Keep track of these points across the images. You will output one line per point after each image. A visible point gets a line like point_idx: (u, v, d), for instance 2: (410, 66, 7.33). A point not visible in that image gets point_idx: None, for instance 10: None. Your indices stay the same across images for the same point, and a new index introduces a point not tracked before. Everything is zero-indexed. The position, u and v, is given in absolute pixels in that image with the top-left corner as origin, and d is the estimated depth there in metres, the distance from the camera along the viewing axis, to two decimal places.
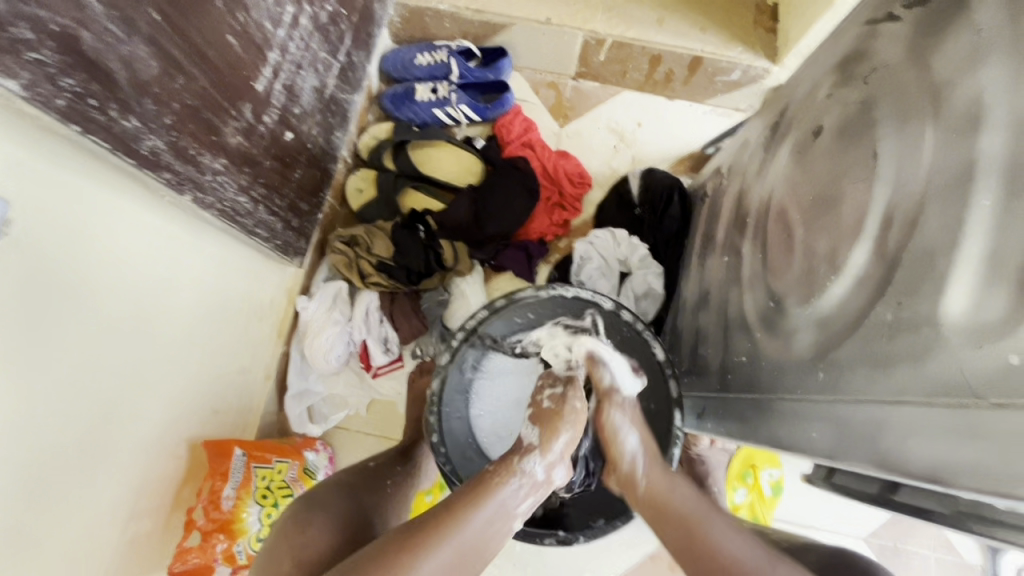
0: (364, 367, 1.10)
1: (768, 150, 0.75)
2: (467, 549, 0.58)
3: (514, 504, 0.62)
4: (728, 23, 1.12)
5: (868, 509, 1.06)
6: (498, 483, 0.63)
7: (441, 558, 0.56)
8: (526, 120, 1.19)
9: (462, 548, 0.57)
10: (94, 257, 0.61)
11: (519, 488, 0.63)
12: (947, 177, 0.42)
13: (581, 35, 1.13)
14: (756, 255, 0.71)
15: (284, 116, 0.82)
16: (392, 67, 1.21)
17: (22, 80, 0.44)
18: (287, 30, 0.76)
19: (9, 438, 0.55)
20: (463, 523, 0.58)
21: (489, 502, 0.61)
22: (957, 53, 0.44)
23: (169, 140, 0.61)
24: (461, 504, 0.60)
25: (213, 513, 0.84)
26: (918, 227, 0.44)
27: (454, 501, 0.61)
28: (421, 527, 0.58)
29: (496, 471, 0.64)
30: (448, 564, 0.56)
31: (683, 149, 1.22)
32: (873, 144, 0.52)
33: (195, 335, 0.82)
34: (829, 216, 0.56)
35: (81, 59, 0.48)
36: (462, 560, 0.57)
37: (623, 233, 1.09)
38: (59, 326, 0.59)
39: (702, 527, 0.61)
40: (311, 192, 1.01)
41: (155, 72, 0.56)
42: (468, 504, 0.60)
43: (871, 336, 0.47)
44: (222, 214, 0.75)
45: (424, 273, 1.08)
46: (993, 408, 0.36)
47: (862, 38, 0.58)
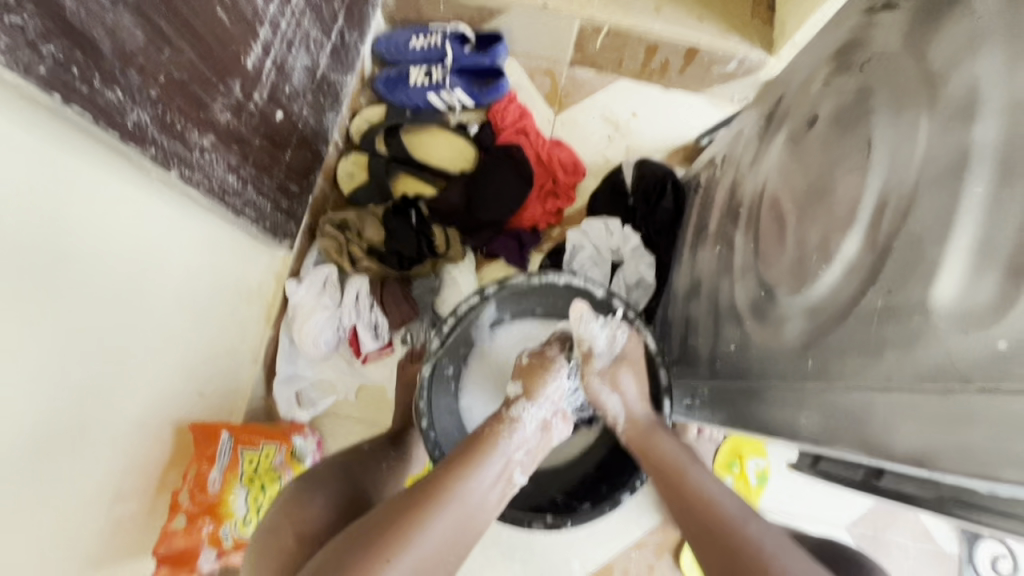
0: (353, 353, 1.08)
1: (762, 139, 0.75)
2: (473, 510, 0.57)
3: (510, 464, 0.62)
4: (726, 12, 1.12)
5: (851, 499, 1.08)
6: (496, 441, 0.63)
7: (452, 516, 0.55)
8: (520, 106, 1.18)
9: (470, 509, 0.57)
10: (78, 233, 0.60)
11: (516, 441, 0.64)
12: (940, 165, 0.43)
13: (577, 21, 1.13)
14: (748, 244, 0.71)
15: (274, 94, 0.81)
16: (386, 50, 1.19)
17: (1, 44, 0.42)
18: (278, 6, 0.74)
19: None
20: (467, 481, 0.58)
21: (490, 462, 0.61)
22: (954, 41, 0.44)
23: (154, 114, 0.59)
24: (459, 463, 0.59)
25: (199, 496, 0.83)
26: (910, 215, 0.44)
27: (452, 462, 0.60)
28: (423, 487, 0.57)
29: (491, 428, 0.64)
30: (459, 524, 0.55)
31: (677, 140, 1.22)
32: (868, 133, 0.52)
33: (182, 317, 0.81)
34: (822, 205, 0.56)
35: (62, 24, 0.47)
36: (471, 522, 0.57)
37: (616, 223, 1.09)
38: (42, 303, 0.57)
39: (745, 535, 0.56)
40: (301, 174, 1.00)
41: (139, 42, 0.55)
42: (467, 463, 0.60)
43: (861, 324, 0.47)
44: (210, 193, 0.73)
45: (415, 259, 1.07)
46: (979, 393, 0.36)
47: (859, 27, 0.58)
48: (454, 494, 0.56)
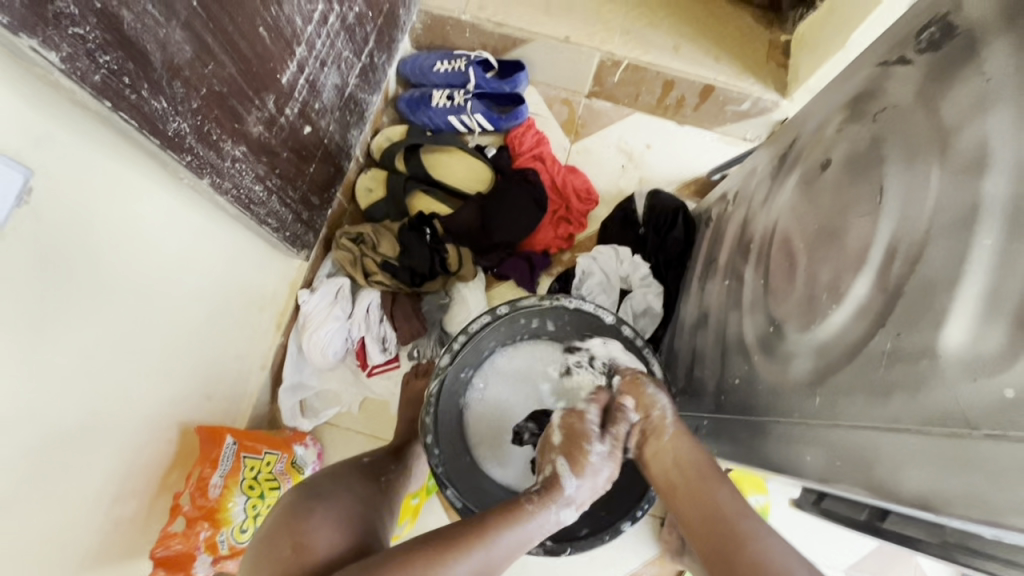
0: (359, 365, 1.10)
1: (774, 179, 0.77)
2: (485, 570, 0.57)
3: (538, 531, 0.62)
4: (741, 54, 1.15)
5: (850, 543, 1.07)
6: (526, 511, 0.62)
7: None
8: (538, 133, 1.21)
9: (499, 556, 0.58)
10: (111, 235, 0.62)
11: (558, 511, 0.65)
12: (951, 215, 0.44)
13: (597, 55, 1.16)
14: (758, 280, 0.72)
15: (304, 110, 0.83)
16: (410, 72, 1.22)
17: (62, 52, 0.45)
18: (315, 27, 0.77)
19: (5, 402, 0.55)
20: (486, 550, 0.57)
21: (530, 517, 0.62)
22: (966, 98, 0.46)
23: (193, 123, 0.62)
24: (502, 511, 0.61)
25: (200, 500, 0.83)
26: (920, 262, 0.46)
27: (482, 523, 0.59)
28: (457, 529, 0.58)
29: (529, 501, 0.63)
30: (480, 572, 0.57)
31: (688, 174, 1.24)
32: (880, 180, 0.54)
33: (197, 320, 0.82)
34: (833, 247, 0.57)
35: (121, 37, 0.50)
36: (494, 568, 0.58)
37: (627, 251, 1.11)
38: (70, 297, 0.59)
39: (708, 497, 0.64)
40: (323, 187, 1.02)
41: (187, 56, 0.57)
42: (496, 526, 0.59)
43: (868, 365, 0.48)
44: (236, 201, 0.75)
45: (427, 276, 1.09)
46: (986, 439, 0.37)
47: (875, 78, 0.60)
48: (466, 559, 0.56)
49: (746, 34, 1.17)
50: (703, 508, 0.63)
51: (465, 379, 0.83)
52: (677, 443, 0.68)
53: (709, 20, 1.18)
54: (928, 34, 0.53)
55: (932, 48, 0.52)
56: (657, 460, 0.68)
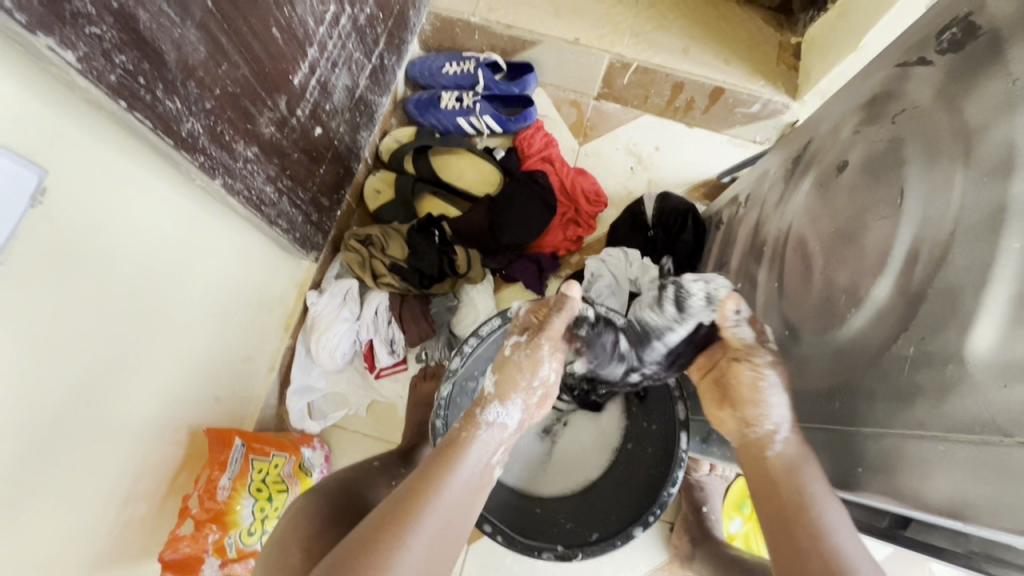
0: (367, 367, 1.09)
1: (788, 181, 0.76)
2: (450, 510, 0.57)
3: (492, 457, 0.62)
4: (752, 56, 1.15)
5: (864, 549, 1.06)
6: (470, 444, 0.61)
7: (430, 526, 0.55)
8: (547, 135, 1.20)
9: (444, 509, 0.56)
10: (122, 235, 0.62)
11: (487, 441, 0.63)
12: (977, 218, 0.43)
13: (607, 57, 1.16)
14: (772, 283, 0.72)
15: (315, 111, 0.83)
16: (419, 74, 1.22)
17: (79, 52, 0.45)
18: (327, 28, 0.77)
19: (15, 403, 0.54)
20: (446, 487, 0.57)
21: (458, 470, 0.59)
22: (990, 98, 0.45)
23: (206, 124, 0.62)
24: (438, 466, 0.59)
25: (207, 502, 0.82)
26: (945, 266, 0.45)
27: (432, 461, 0.60)
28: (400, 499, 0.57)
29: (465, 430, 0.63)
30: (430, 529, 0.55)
31: (697, 176, 1.24)
32: (900, 182, 0.53)
33: (206, 322, 0.82)
34: (852, 250, 0.57)
35: (136, 37, 0.49)
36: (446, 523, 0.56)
37: (636, 254, 1.10)
38: (81, 298, 0.59)
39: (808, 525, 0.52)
40: (332, 189, 1.02)
41: (201, 56, 0.57)
42: (446, 463, 0.59)
43: (891, 370, 0.47)
44: (248, 202, 0.75)
45: (436, 278, 1.08)
46: (1018, 446, 0.36)
47: (893, 80, 0.59)
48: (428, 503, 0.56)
49: (757, 36, 1.16)
50: (795, 556, 0.53)
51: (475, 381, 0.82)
52: (803, 479, 0.54)
53: (719, 22, 1.17)
54: (950, 35, 0.52)
55: (954, 49, 0.51)
56: (769, 487, 0.57)
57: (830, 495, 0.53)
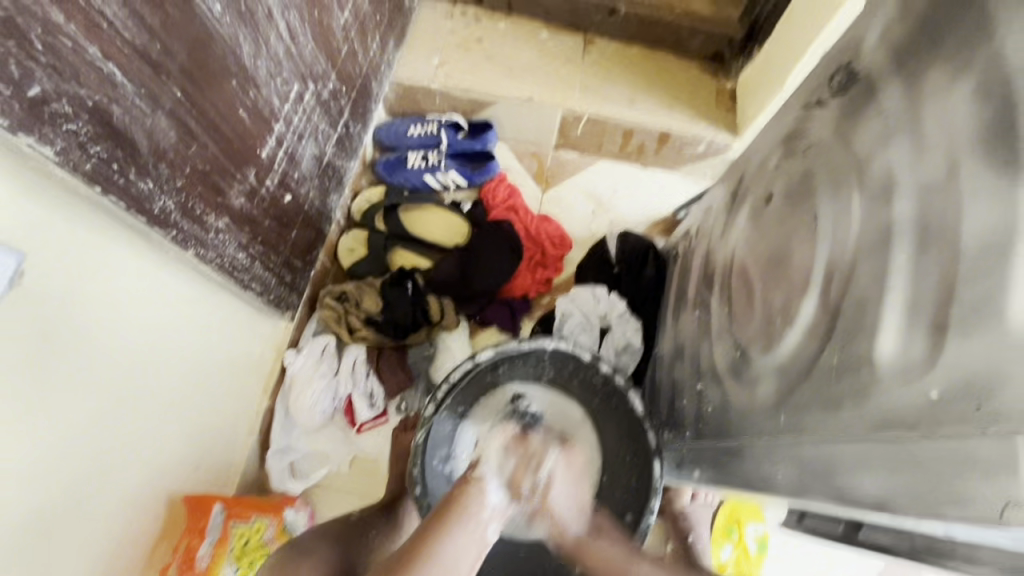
0: (348, 422, 1.10)
1: (728, 213, 0.83)
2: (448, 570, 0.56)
3: (486, 525, 0.60)
4: (692, 102, 1.24)
5: (852, 567, 1.06)
6: (465, 505, 0.60)
7: None
8: (510, 186, 1.27)
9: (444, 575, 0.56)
10: (103, 324, 0.66)
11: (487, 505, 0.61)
12: (872, 237, 0.49)
13: (560, 111, 1.24)
14: (723, 308, 0.76)
15: (284, 180, 0.88)
16: (386, 137, 1.29)
17: (56, 147, 0.50)
18: (291, 105, 0.83)
19: (17, 453, 0.57)
20: (438, 546, 0.56)
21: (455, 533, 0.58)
22: (872, 133, 0.52)
23: (178, 201, 0.66)
24: (434, 524, 0.59)
25: (187, 572, 0.83)
26: (852, 281, 0.50)
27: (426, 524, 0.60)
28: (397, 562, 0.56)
29: (462, 489, 0.62)
30: None
31: (656, 214, 1.31)
32: (813, 209, 0.59)
33: (182, 387, 0.83)
34: (784, 272, 0.61)
35: (109, 128, 0.54)
36: None
37: (603, 290, 1.15)
38: (60, 371, 0.61)
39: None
40: (304, 251, 1.06)
41: (171, 140, 0.62)
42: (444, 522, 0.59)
43: (821, 380, 0.51)
44: (220, 270, 0.79)
45: (411, 329, 1.12)
46: (923, 438, 0.39)
47: (800, 119, 0.66)
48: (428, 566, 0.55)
49: (695, 83, 1.27)
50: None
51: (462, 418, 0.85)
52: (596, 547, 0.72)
53: (660, 74, 1.27)
54: (838, 79, 0.59)
55: (842, 92, 0.58)
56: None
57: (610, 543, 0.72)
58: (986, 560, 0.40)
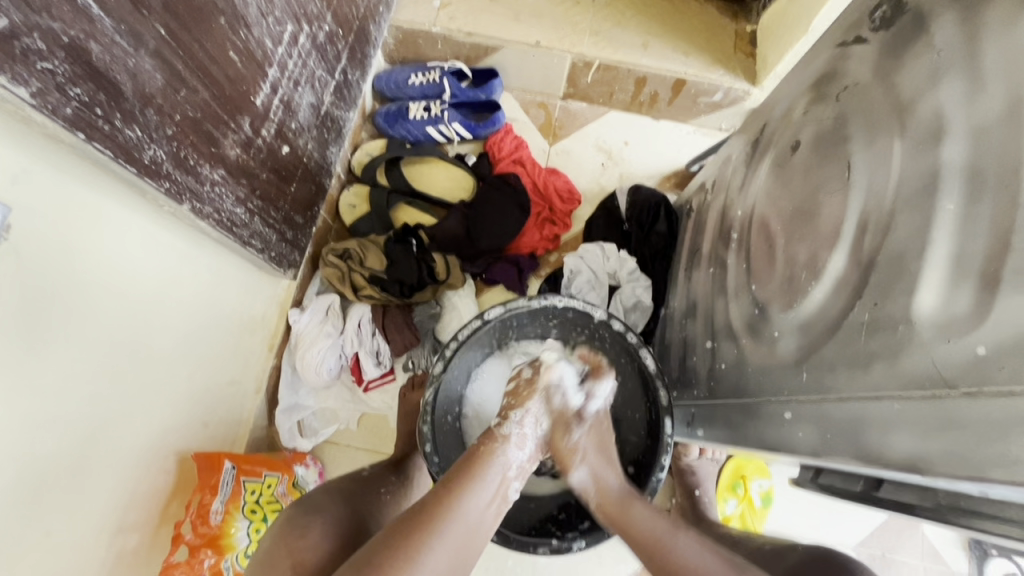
0: (355, 381, 1.10)
1: (749, 165, 0.78)
2: (470, 530, 0.58)
3: (508, 480, 0.62)
4: (709, 47, 1.17)
5: (858, 519, 1.08)
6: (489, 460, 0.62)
7: (448, 544, 0.55)
8: (517, 138, 1.22)
9: (466, 531, 0.57)
10: (98, 281, 0.63)
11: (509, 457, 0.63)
12: (914, 185, 0.45)
13: (568, 57, 1.17)
14: (741, 264, 0.73)
15: (281, 130, 0.84)
16: (385, 87, 1.23)
17: (32, 88, 0.46)
18: (285, 48, 0.78)
19: (19, 409, 0.56)
20: (460, 504, 0.58)
21: (485, 481, 0.60)
22: (920, 71, 0.47)
23: (169, 150, 0.62)
24: (457, 483, 0.60)
25: (201, 527, 0.83)
26: (889, 234, 0.47)
27: (446, 485, 0.59)
28: (421, 509, 0.57)
29: (482, 444, 0.63)
30: (456, 545, 0.56)
31: (667, 167, 1.26)
32: (845, 158, 0.55)
33: (184, 347, 0.81)
34: (810, 226, 0.58)
35: (89, 69, 0.50)
36: (470, 539, 0.57)
37: (613, 248, 1.12)
38: (56, 328, 0.59)
39: (667, 552, 0.61)
40: (305, 207, 1.02)
41: (158, 84, 0.58)
42: (463, 476, 0.60)
43: (849, 337, 0.49)
44: (219, 225, 0.76)
45: (416, 288, 1.09)
46: (963, 397, 0.38)
47: (833, 60, 0.61)
48: (447, 525, 0.56)
49: (712, 26, 1.19)
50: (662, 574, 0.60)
51: (470, 373, 0.85)
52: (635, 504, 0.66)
53: (675, 16, 1.19)
54: (881, 13, 0.54)
55: (885, 26, 0.53)
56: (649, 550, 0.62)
57: (647, 509, 0.66)
58: (1019, 519, 0.39)
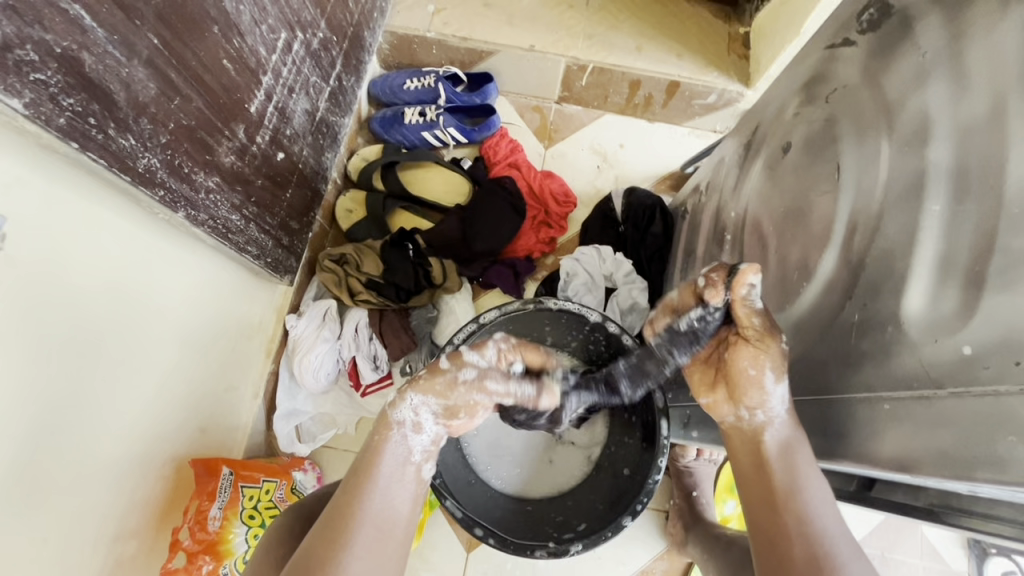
0: (353, 386, 1.09)
1: (742, 167, 0.79)
2: (379, 523, 0.56)
3: (405, 461, 0.59)
4: (703, 49, 1.18)
5: (857, 518, 1.08)
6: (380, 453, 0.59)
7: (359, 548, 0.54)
8: (512, 141, 1.22)
9: (377, 526, 0.56)
10: (92, 289, 0.64)
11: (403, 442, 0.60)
12: (901, 186, 0.46)
13: (563, 61, 1.18)
14: (735, 266, 0.73)
15: (275, 136, 0.84)
16: (381, 92, 1.23)
17: (24, 99, 0.46)
18: (279, 55, 0.78)
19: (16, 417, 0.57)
20: (361, 506, 0.56)
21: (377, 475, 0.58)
22: (906, 72, 0.48)
23: (163, 158, 0.63)
24: (353, 486, 0.57)
25: (199, 534, 0.83)
26: (878, 235, 0.47)
27: (343, 493, 0.57)
28: (326, 525, 0.55)
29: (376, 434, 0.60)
30: (369, 542, 0.55)
31: (663, 169, 1.26)
32: (835, 159, 0.55)
33: (179, 353, 0.81)
34: (801, 227, 0.58)
35: (82, 79, 0.51)
36: (385, 532, 0.56)
37: (608, 250, 1.12)
38: (50, 336, 0.59)
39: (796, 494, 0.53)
40: (301, 212, 1.03)
41: (151, 93, 0.58)
42: (358, 479, 0.57)
43: (839, 338, 0.49)
44: (214, 232, 0.76)
45: (413, 291, 1.10)
46: (950, 396, 0.38)
47: (822, 62, 0.62)
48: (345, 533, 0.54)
49: (705, 28, 1.20)
50: (782, 538, 0.52)
51: None
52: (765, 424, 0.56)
53: (668, 18, 1.20)
54: (868, 15, 0.55)
55: (872, 29, 0.54)
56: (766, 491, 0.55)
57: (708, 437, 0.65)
58: (1011, 517, 0.39)
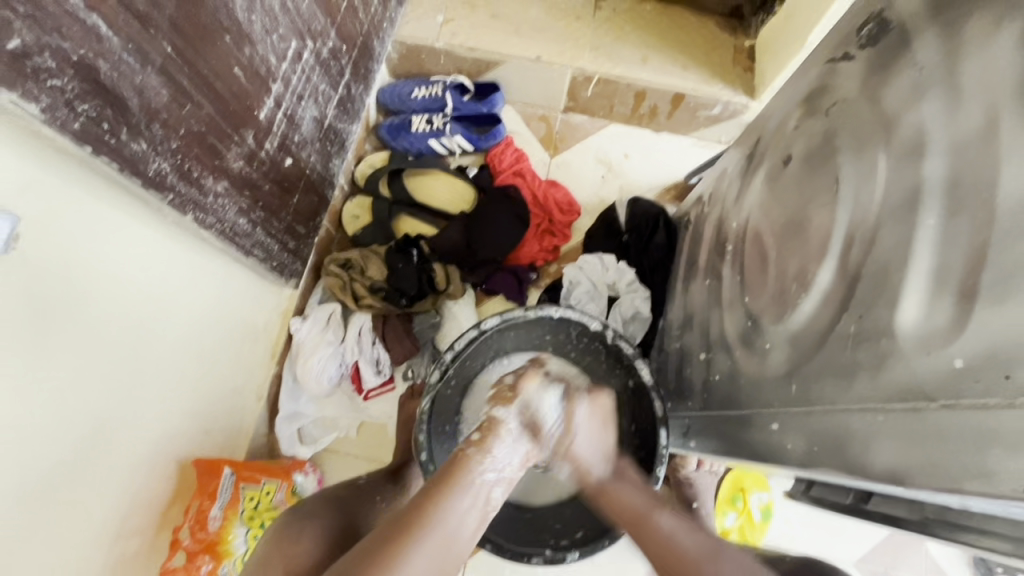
0: (355, 390, 1.11)
1: (743, 178, 0.79)
2: (449, 538, 0.56)
3: (488, 489, 0.60)
4: (709, 61, 1.19)
5: (859, 534, 1.07)
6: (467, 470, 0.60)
7: (427, 552, 0.54)
8: (517, 150, 1.23)
9: (446, 542, 0.56)
10: (102, 290, 0.65)
11: (491, 463, 0.61)
12: (898, 199, 0.46)
13: (569, 71, 1.20)
14: (735, 276, 0.74)
15: (284, 143, 0.86)
16: (389, 100, 1.25)
17: (42, 104, 0.48)
18: (289, 64, 0.80)
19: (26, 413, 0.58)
20: (440, 514, 0.56)
21: (458, 498, 0.58)
22: (903, 87, 0.48)
23: (173, 163, 0.64)
24: (441, 483, 0.59)
25: (199, 533, 0.85)
26: (874, 247, 0.47)
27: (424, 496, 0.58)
28: (400, 517, 0.56)
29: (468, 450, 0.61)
30: (432, 556, 0.55)
31: (667, 179, 1.27)
32: (834, 171, 0.56)
33: (186, 353, 0.83)
34: (800, 239, 0.59)
35: (97, 86, 0.52)
36: (449, 548, 0.56)
37: (611, 258, 1.13)
38: (61, 335, 0.61)
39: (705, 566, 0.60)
40: (307, 217, 1.04)
41: (164, 99, 0.60)
42: (441, 492, 0.58)
43: (835, 349, 0.50)
44: (221, 235, 0.78)
45: (416, 297, 1.11)
46: (942, 409, 0.38)
47: (823, 76, 0.62)
48: (416, 536, 0.55)
49: (711, 40, 1.21)
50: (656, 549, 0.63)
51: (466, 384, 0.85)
52: (618, 489, 0.68)
53: (674, 30, 1.22)
54: (867, 31, 0.55)
55: (871, 44, 0.54)
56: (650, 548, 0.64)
57: (634, 489, 0.68)
58: (1005, 532, 0.39)
